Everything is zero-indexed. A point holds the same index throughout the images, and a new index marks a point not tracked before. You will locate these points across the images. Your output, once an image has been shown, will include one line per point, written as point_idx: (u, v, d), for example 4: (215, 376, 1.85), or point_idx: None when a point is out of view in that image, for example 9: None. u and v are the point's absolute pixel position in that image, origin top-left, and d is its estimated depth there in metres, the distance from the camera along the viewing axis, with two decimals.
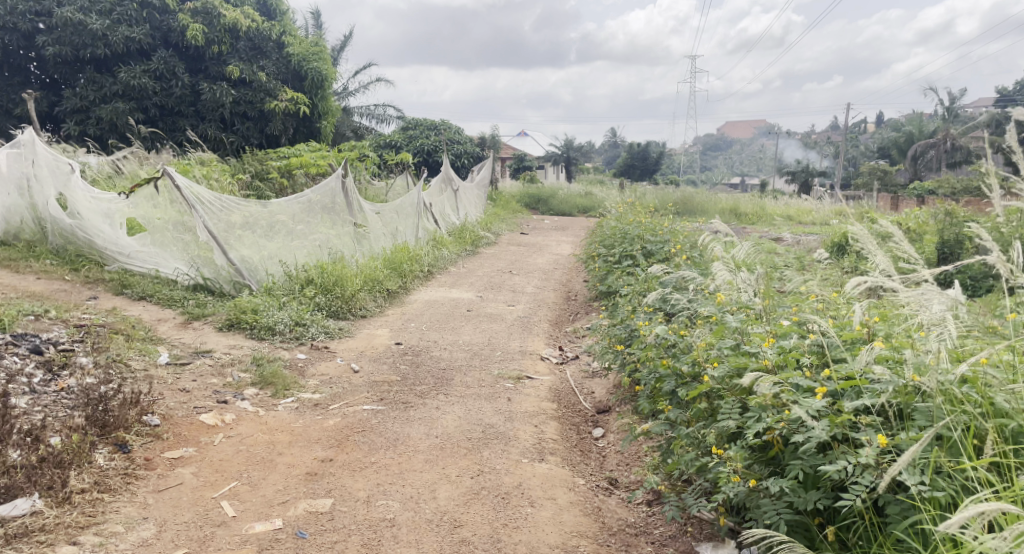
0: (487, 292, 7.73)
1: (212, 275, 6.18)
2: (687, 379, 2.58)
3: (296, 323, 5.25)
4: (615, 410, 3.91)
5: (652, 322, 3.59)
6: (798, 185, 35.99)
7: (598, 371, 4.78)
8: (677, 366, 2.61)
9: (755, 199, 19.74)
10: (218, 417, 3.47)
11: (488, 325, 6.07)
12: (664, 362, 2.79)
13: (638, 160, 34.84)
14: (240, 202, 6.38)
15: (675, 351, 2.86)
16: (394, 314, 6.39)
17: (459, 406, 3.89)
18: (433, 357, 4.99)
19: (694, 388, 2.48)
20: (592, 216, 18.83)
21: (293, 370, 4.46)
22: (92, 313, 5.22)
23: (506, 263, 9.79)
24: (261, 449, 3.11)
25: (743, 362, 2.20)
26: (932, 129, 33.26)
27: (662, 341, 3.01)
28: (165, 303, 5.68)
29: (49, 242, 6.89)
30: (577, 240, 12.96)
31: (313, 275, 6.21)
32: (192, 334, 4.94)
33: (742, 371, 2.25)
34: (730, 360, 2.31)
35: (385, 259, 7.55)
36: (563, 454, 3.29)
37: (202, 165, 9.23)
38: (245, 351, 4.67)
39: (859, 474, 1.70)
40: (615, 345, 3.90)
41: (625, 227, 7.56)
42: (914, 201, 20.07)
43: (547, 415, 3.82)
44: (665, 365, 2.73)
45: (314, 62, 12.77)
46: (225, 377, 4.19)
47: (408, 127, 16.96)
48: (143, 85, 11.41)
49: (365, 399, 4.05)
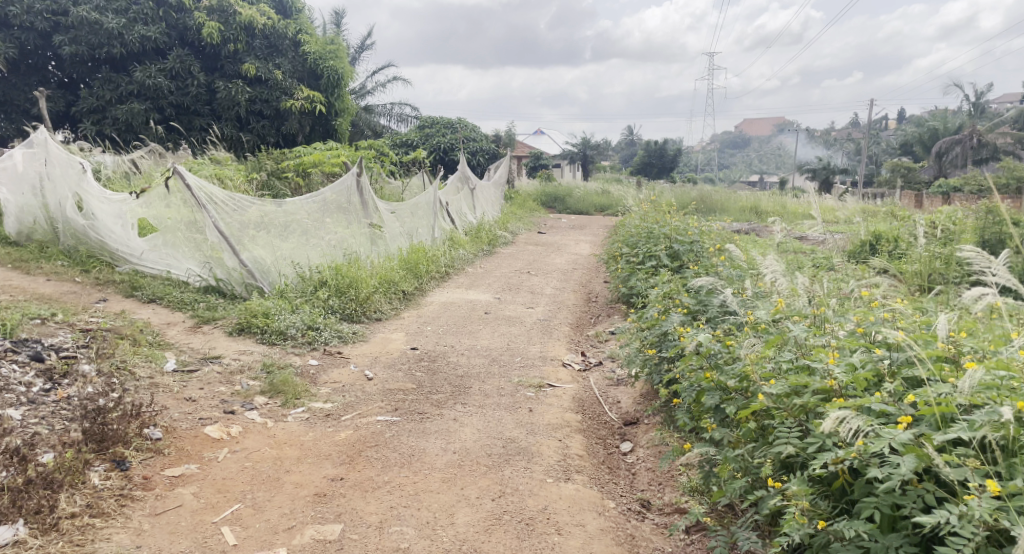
0: (506, 293, 7.52)
1: (224, 276, 6.01)
2: (731, 394, 2.37)
3: (309, 326, 5.07)
4: (644, 422, 3.69)
5: (688, 328, 3.35)
6: (819, 182, 35.41)
7: (624, 379, 4.55)
8: (722, 379, 2.37)
9: (776, 197, 19.39)
10: (223, 429, 3.29)
11: (507, 329, 5.86)
12: (706, 374, 2.57)
13: (656, 157, 34.47)
14: (254, 200, 6.21)
15: (716, 361, 2.64)
16: (410, 316, 6.19)
17: (478, 418, 3.68)
18: (450, 363, 4.78)
19: (742, 405, 2.26)
20: (610, 214, 18.55)
21: (304, 377, 4.27)
22: (101, 317, 5.07)
23: (524, 263, 9.58)
24: (266, 467, 2.91)
25: (803, 381, 1.98)
26: (957, 125, 32.56)
27: (701, 349, 2.78)
28: (176, 306, 5.52)
29: (61, 242, 6.77)
30: (596, 239, 12.72)
31: (327, 276, 6.02)
32: (201, 339, 4.78)
33: (801, 389, 2.03)
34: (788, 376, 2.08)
35: (401, 259, 7.36)
36: (590, 472, 3.07)
37: (217, 164, 9.10)
38: (255, 357, 4.49)
39: (960, 525, 1.49)
40: (646, 353, 3.65)
41: (649, 226, 7.31)
42: (940, 198, 19.64)
43: (572, 428, 3.59)
44: (708, 378, 2.50)
45: (331, 60, 12.63)
46: (234, 386, 4.01)
47: (425, 125, 16.79)
48: (158, 84, 11.32)
49: (379, 409, 3.84)
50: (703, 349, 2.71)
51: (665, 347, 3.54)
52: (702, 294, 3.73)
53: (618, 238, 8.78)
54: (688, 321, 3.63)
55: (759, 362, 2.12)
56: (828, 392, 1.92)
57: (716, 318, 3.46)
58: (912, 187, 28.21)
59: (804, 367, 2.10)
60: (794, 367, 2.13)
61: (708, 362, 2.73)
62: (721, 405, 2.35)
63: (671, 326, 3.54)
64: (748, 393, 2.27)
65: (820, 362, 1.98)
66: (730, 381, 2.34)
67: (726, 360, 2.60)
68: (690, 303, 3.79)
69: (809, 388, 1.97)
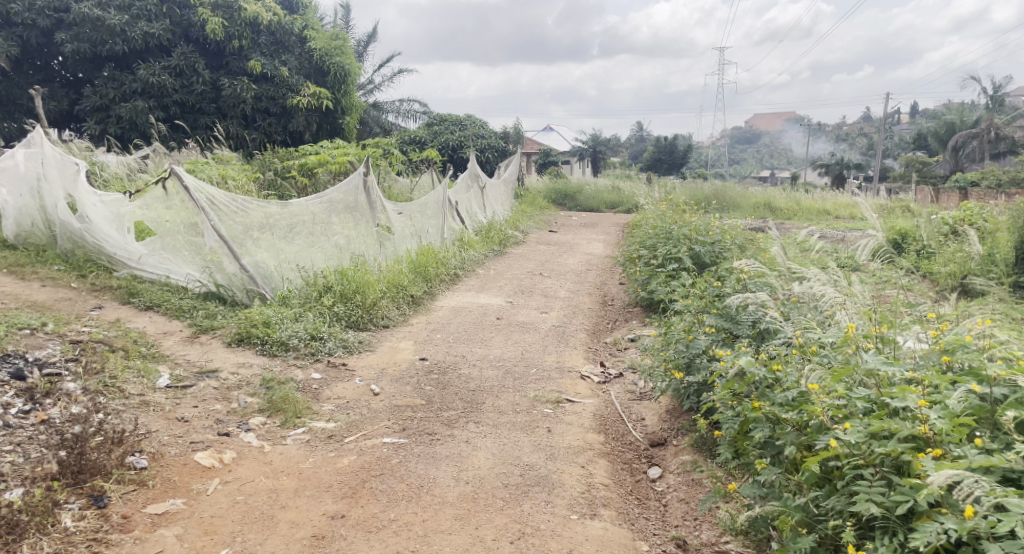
0: (518, 297, 7.23)
1: (224, 282, 5.74)
2: (783, 428, 2.17)
3: (312, 336, 4.80)
4: (673, 444, 3.43)
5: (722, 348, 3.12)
6: (832, 177, 34.86)
7: (647, 393, 4.26)
8: (777, 412, 2.17)
9: (790, 193, 18.99)
10: (216, 455, 3.01)
11: (520, 336, 5.58)
12: (750, 403, 2.36)
13: (666, 153, 34.07)
14: (256, 201, 5.94)
15: (759, 389, 2.42)
16: (419, 323, 5.92)
17: (492, 440, 3.40)
18: (461, 376, 4.49)
19: (801, 444, 2.07)
20: (621, 212, 18.21)
21: (306, 393, 4.00)
22: (94, 326, 4.81)
23: (535, 264, 9.28)
24: (261, 501, 2.64)
25: (889, 424, 1.82)
26: (974, 119, 31.92)
27: (739, 373, 2.59)
28: (174, 314, 5.26)
29: (59, 245, 6.53)
30: (608, 238, 12.39)
31: (332, 281, 5.75)
32: (198, 350, 4.51)
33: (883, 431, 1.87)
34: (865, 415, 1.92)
35: (409, 262, 7.09)
36: (618, 506, 2.78)
37: (220, 163, 8.84)
38: (254, 371, 4.21)
39: None
40: (675, 372, 3.36)
41: (667, 227, 6.99)
42: (957, 194, 19.19)
43: (595, 451, 3.30)
44: (753, 408, 2.29)
45: (338, 56, 12.38)
46: (230, 403, 3.75)
47: (433, 123, 16.50)
48: (163, 82, 11.05)
49: (386, 430, 3.57)
50: (744, 374, 2.50)
51: (696, 368, 3.27)
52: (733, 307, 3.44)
53: (634, 239, 8.47)
54: (720, 336, 3.34)
55: (830, 400, 1.95)
56: (921, 438, 1.78)
57: (751, 337, 3.20)
58: (927, 182, 27.69)
59: (881, 404, 1.94)
60: (869, 405, 1.97)
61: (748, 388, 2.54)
62: (776, 441, 2.15)
63: (703, 343, 3.28)
64: (807, 430, 2.09)
65: (908, 401, 1.83)
66: (782, 415, 2.16)
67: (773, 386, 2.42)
68: (719, 314, 3.49)
69: (897, 433, 1.82)
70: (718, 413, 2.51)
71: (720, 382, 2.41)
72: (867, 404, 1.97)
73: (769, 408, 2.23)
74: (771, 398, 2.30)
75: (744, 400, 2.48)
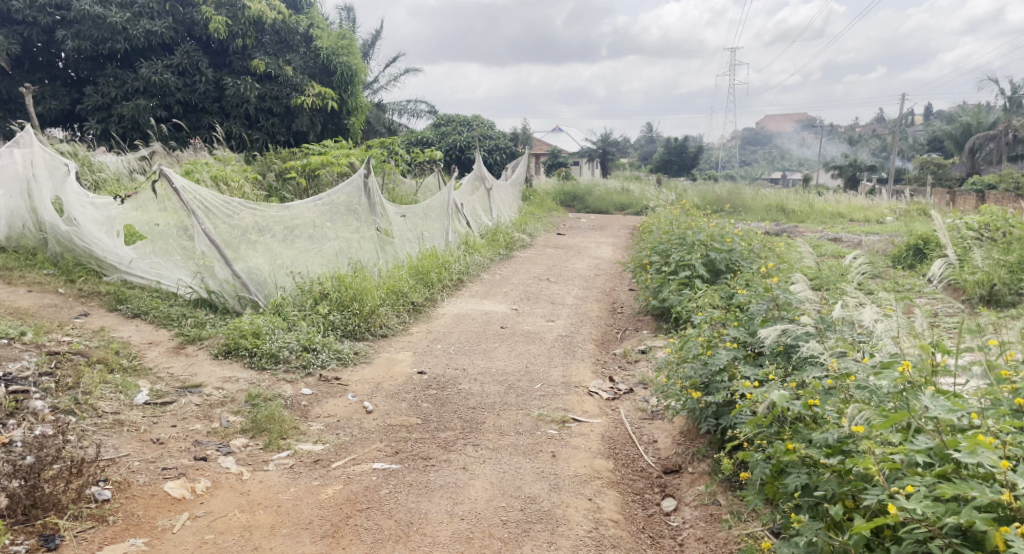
0: (524, 304, 6.96)
1: (216, 288, 5.49)
2: (822, 477, 1.95)
3: (304, 348, 4.54)
4: (689, 471, 3.16)
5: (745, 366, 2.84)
6: (844, 179, 34.39)
7: (659, 412, 3.98)
8: (818, 459, 1.93)
9: (803, 195, 18.63)
10: (188, 485, 2.76)
11: (526, 347, 5.30)
12: (784, 443, 2.11)
13: (675, 155, 33.79)
14: (249, 203, 5.67)
15: (793, 426, 2.18)
16: (420, 332, 5.66)
17: (492, 467, 3.13)
18: (461, 392, 4.22)
19: (849, 500, 1.84)
20: (630, 214, 17.92)
21: (294, 411, 3.74)
22: (76, 336, 4.58)
23: (543, 269, 9.01)
24: (232, 541, 2.41)
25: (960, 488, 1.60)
26: (991, 121, 31.38)
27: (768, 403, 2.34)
28: (162, 322, 5.02)
29: (48, 249, 6.30)
30: (618, 241, 12.10)
31: (329, 288, 5.51)
32: (183, 363, 4.26)
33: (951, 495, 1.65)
34: (929, 474, 1.69)
35: (411, 268, 6.84)
36: (629, 547, 2.54)
37: (220, 162, 8.62)
38: (240, 386, 3.96)
39: None
40: (693, 391, 3.05)
41: (681, 231, 6.70)
42: (973, 197, 18.80)
43: (603, 481, 3.03)
44: (787, 450, 2.06)
45: (343, 55, 12.11)
46: (211, 422, 3.50)
47: (440, 123, 16.25)
48: (165, 81, 10.84)
49: (377, 454, 3.30)
50: (774, 406, 2.26)
51: (715, 389, 2.95)
52: (756, 320, 3.11)
53: (645, 244, 8.18)
54: (742, 352, 3.03)
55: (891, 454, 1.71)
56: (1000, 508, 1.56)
57: (775, 355, 2.91)
58: (941, 184, 27.29)
59: (946, 459, 1.71)
60: (930, 457, 1.75)
61: (778, 421, 2.30)
62: (816, 493, 1.92)
63: (724, 361, 2.96)
64: (853, 480, 1.87)
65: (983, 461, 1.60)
66: (823, 461, 1.93)
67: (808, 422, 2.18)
68: (742, 327, 3.17)
69: (969, 499, 1.59)
70: (746, 451, 2.27)
71: (747, 416, 2.17)
72: (929, 458, 1.74)
73: (807, 451, 2.00)
74: (808, 438, 2.07)
75: (775, 436, 2.24)
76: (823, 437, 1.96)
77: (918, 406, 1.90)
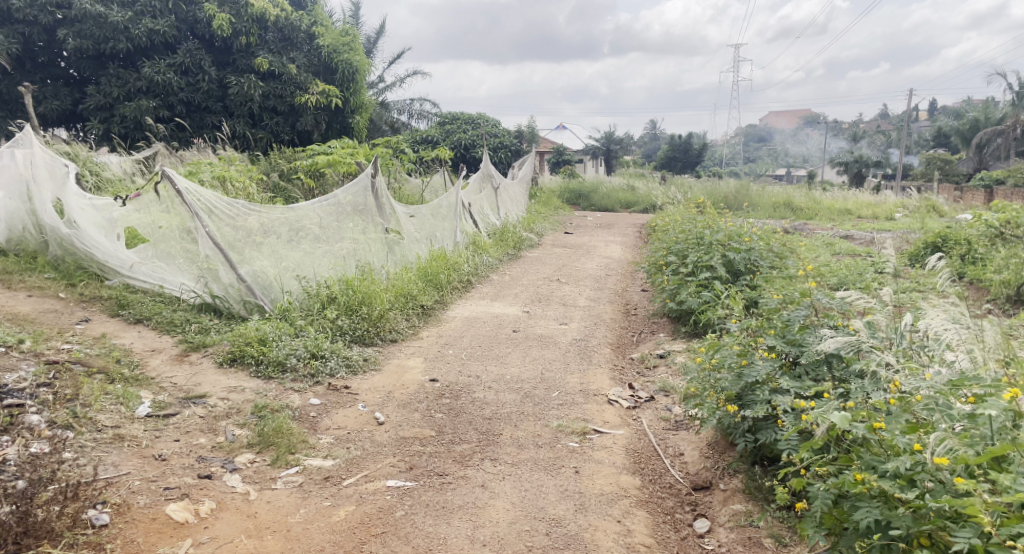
0: (535, 306, 6.79)
1: (220, 293, 5.33)
2: (895, 512, 1.81)
3: (312, 355, 4.38)
4: (721, 488, 3.00)
5: (789, 379, 2.67)
6: (850, 176, 34.14)
7: (684, 421, 3.81)
8: (896, 493, 1.79)
9: (811, 192, 18.42)
10: (191, 507, 2.62)
11: (540, 352, 5.13)
12: (849, 471, 1.96)
13: (679, 151, 33.58)
14: (254, 206, 5.52)
15: (855, 450, 2.03)
16: (430, 336, 5.50)
17: (512, 484, 2.97)
18: (476, 401, 4.05)
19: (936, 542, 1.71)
20: (636, 211, 17.75)
21: (302, 424, 3.58)
22: (76, 343, 4.41)
23: (552, 269, 8.84)
24: None
25: None
26: (998, 116, 31.08)
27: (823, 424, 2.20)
28: (165, 328, 4.86)
29: (49, 252, 6.15)
30: (626, 240, 11.92)
31: (337, 292, 5.35)
32: (186, 372, 4.09)
33: None
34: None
35: (419, 269, 6.68)
36: None
37: (224, 162, 8.46)
38: (246, 396, 3.80)
39: None
40: (729, 405, 2.89)
41: (697, 231, 6.52)
42: (982, 193, 18.57)
43: (631, 500, 2.87)
44: (854, 480, 1.91)
45: (346, 53, 11.89)
46: (216, 436, 3.33)
47: (445, 121, 16.09)
48: (168, 80, 10.68)
49: (390, 470, 3.13)
50: (830, 427, 2.11)
51: (753, 403, 2.79)
52: (793, 327, 2.93)
53: (658, 243, 8.00)
54: (780, 362, 2.87)
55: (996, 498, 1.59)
56: None
57: (817, 365, 2.75)
58: (948, 180, 27.08)
59: None
60: None
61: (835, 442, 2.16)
62: (892, 531, 1.78)
63: (763, 372, 2.79)
64: (935, 517, 1.74)
65: None
66: (897, 494, 1.80)
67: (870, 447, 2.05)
68: (777, 334, 2.99)
69: None
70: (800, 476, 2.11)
71: (805, 441, 2.02)
72: None
73: (877, 483, 1.86)
74: (873, 466, 1.94)
75: (832, 461, 2.09)
76: (896, 467, 1.83)
77: (1008, 438, 1.77)
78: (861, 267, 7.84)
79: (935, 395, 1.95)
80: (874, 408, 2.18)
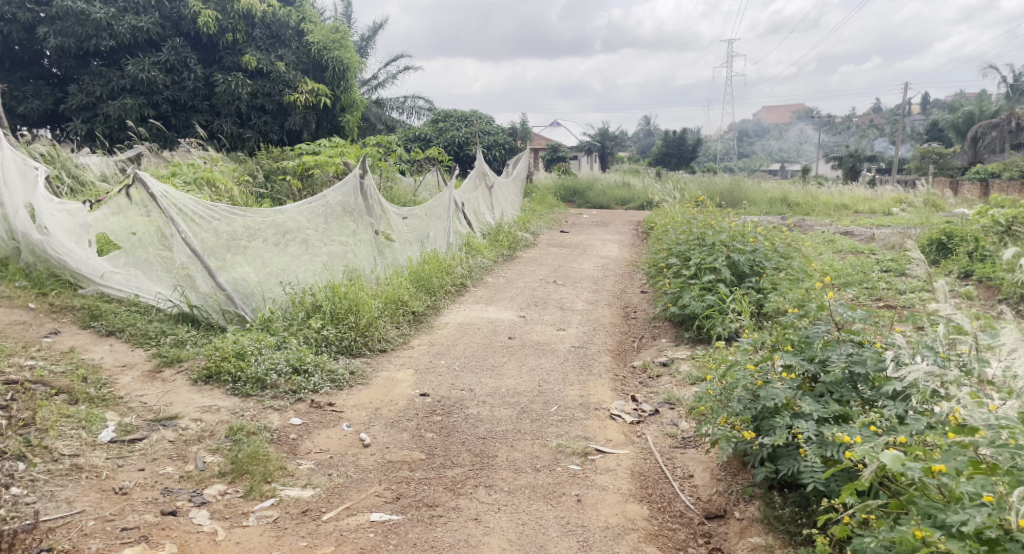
0: (532, 310, 6.51)
1: (199, 302, 5.05)
2: None
3: (294, 370, 4.11)
4: (737, 518, 2.75)
5: (814, 404, 2.43)
6: (845, 170, 33.96)
7: (692, 438, 3.55)
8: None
9: (807, 187, 18.22)
10: None
11: (538, 361, 4.87)
12: (907, 526, 1.76)
13: (674, 148, 33.35)
14: (235, 209, 5.21)
15: (909, 499, 1.83)
16: (422, 345, 5.24)
17: (509, 517, 2.72)
18: (469, 418, 3.79)
19: None
20: (631, 208, 17.50)
21: (280, 447, 3.31)
22: (41, 359, 4.12)
23: (549, 270, 8.58)
24: None
25: None
26: (994, 109, 30.95)
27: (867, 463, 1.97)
28: (138, 341, 4.58)
29: (20, 259, 5.85)
30: (624, 238, 11.66)
31: (322, 300, 5.09)
32: (158, 391, 3.80)
33: None
34: None
35: (411, 274, 6.42)
36: None
37: (208, 163, 8.15)
38: (220, 417, 3.52)
39: None
40: (746, 432, 2.62)
41: (700, 231, 6.27)
42: (978, 187, 18.42)
43: (639, 534, 2.63)
44: (914, 536, 1.71)
45: (336, 50, 11.62)
46: (186, 464, 3.06)
47: (438, 119, 15.79)
48: (152, 78, 10.33)
49: (375, 500, 2.88)
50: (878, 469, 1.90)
51: (772, 430, 2.53)
52: (814, 343, 2.66)
53: (658, 243, 7.74)
54: (799, 383, 2.60)
55: None
56: None
57: (841, 385, 2.50)
58: (943, 174, 26.95)
59: None
60: None
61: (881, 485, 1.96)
62: None
63: (784, 395, 2.52)
64: None
65: None
66: None
67: (923, 492, 1.84)
68: (796, 351, 2.72)
69: None
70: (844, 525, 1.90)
71: (851, 486, 1.78)
72: None
73: (943, 542, 1.66)
74: (934, 517, 1.74)
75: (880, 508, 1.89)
76: (966, 524, 1.63)
77: None
78: (865, 266, 7.61)
79: (1002, 433, 1.76)
80: (924, 444, 1.97)
